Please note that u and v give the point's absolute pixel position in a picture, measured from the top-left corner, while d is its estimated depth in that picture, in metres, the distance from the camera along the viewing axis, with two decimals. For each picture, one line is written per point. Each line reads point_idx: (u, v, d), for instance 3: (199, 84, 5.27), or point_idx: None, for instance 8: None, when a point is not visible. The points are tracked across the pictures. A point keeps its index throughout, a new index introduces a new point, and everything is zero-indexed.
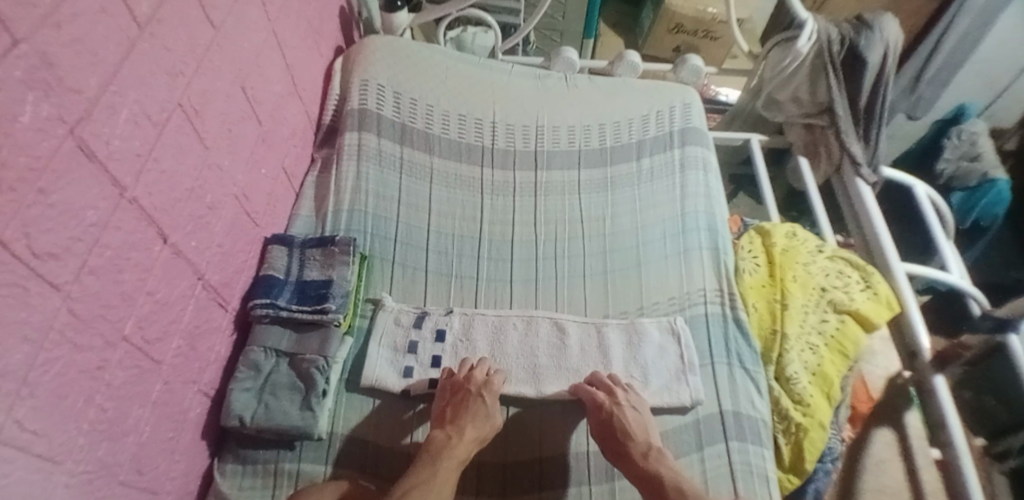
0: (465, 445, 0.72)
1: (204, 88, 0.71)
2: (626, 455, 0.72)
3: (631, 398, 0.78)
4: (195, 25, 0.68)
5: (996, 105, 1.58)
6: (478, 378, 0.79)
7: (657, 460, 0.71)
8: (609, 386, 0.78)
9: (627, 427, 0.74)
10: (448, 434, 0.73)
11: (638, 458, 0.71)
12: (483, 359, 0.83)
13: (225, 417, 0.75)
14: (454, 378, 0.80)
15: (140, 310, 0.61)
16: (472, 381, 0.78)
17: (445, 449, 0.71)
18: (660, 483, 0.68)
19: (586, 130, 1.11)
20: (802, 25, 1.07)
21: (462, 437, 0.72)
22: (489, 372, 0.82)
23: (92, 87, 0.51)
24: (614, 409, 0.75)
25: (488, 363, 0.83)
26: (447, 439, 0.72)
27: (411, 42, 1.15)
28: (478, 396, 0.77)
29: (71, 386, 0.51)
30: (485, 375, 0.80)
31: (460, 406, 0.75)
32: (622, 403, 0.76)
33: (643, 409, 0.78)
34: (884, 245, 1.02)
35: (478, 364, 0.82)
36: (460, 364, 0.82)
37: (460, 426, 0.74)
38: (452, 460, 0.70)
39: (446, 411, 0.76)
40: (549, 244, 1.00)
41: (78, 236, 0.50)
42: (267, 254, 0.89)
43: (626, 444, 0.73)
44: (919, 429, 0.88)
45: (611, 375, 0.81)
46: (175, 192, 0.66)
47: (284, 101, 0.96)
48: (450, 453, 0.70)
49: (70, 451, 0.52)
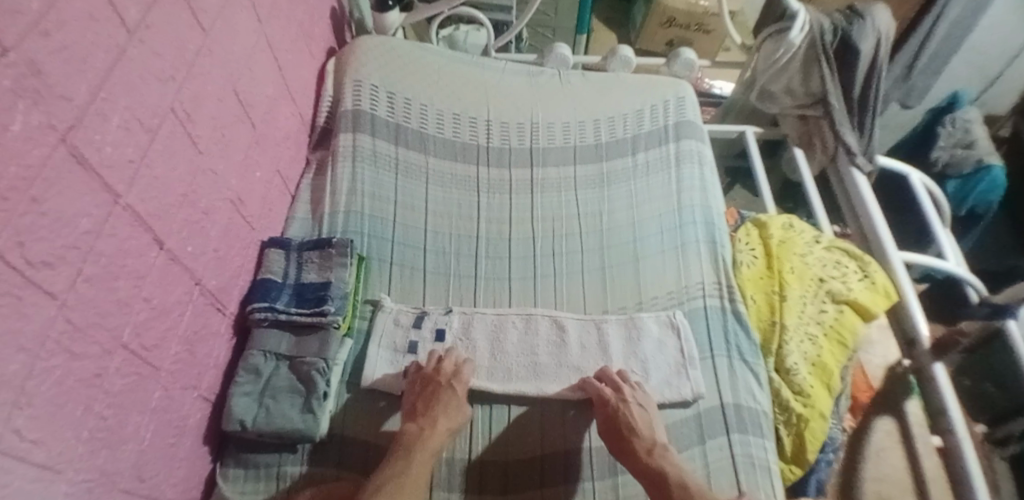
0: (437, 436, 0.72)
1: (195, 93, 0.71)
2: (630, 452, 0.72)
3: (638, 396, 0.78)
4: (184, 30, 0.67)
5: (990, 90, 1.59)
6: (448, 368, 0.81)
7: (661, 456, 0.71)
8: (617, 383, 0.78)
9: (633, 423, 0.74)
10: (420, 426, 0.73)
11: (643, 455, 0.71)
12: (450, 349, 0.84)
13: (226, 421, 0.75)
14: (423, 370, 0.81)
15: (137, 317, 0.60)
16: (441, 373, 0.80)
17: (419, 440, 0.71)
18: (663, 480, 0.69)
19: (581, 126, 1.11)
20: (794, 16, 1.07)
21: (435, 427, 0.73)
22: (457, 363, 0.83)
23: (82, 95, 0.50)
24: (621, 406, 0.75)
25: (455, 354, 0.83)
26: (419, 432, 0.73)
27: (403, 42, 1.14)
28: (450, 387, 0.78)
29: (68, 395, 0.50)
30: (454, 366, 0.81)
31: (432, 398, 0.76)
32: (629, 400, 0.76)
33: (648, 406, 0.77)
34: (880, 235, 1.03)
35: (445, 357, 0.83)
36: (427, 357, 0.83)
37: (432, 418, 0.74)
38: (427, 452, 0.70)
39: (418, 404, 0.77)
40: (547, 241, 1.00)
41: (71, 244, 0.50)
42: (264, 258, 0.89)
43: (631, 440, 0.73)
44: (920, 417, 0.89)
45: (620, 371, 0.81)
46: (169, 198, 0.66)
47: (276, 104, 0.95)
48: (423, 445, 0.71)
49: (69, 459, 0.51)
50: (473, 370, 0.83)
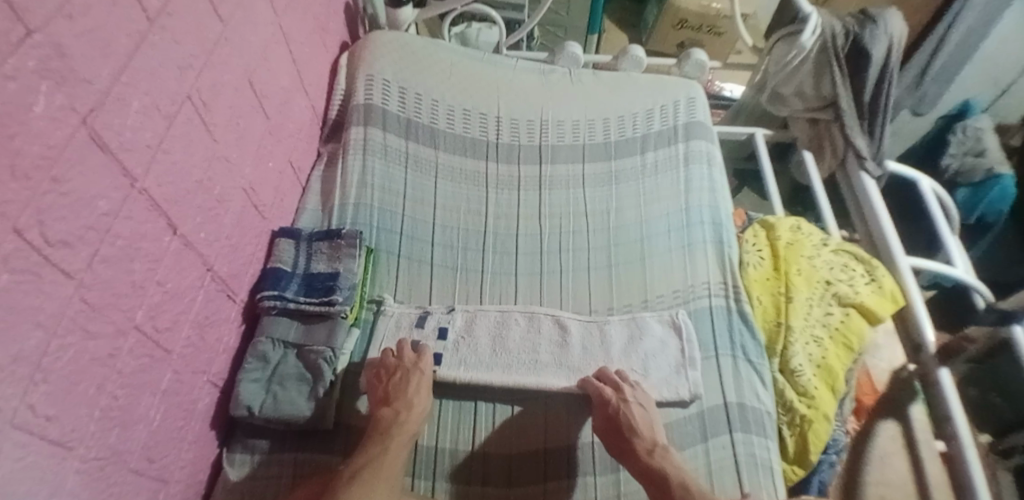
0: (414, 419, 0.74)
1: (213, 82, 0.72)
2: (630, 452, 0.72)
3: (637, 395, 0.78)
4: (205, 19, 0.69)
5: (1001, 101, 1.58)
6: (410, 356, 0.82)
7: (662, 457, 0.71)
8: (617, 382, 0.78)
9: (634, 423, 0.74)
10: (396, 410, 0.74)
11: (644, 455, 0.72)
12: (402, 342, 0.83)
13: (234, 406, 0.75)
14: (385, 359, 0.82)
15: (151, 300, 0.62)
16: (405, 360, 0.81)
17: (395, 425, 0.73)
18: (665, 481, 0.68)
19: (590, 125, 1.12)
20: (807, 19, 1.08)
21: (412, 411, 0.74)
22: (415, 350, 0.83)
23: (105, 78, 0.52)
24: (621, 406, 0.75)
25: (409, 342, 0.84)
26: (395, 416, 0.73)
27: (416, 37, 1.15)
28: (417, 369, 0.80)
29: (82, 372, 0.51)
30: (415, 354, 0.82)
31: (401, 383, 0.77)
32: (629, 400, 0.76)
33: (649, 406, 0.78)
34: (889, 239, 1.02)
35: (400, 348, 0.83)
36: (390, 351, 0.82)
37: (407, 402, 0.75)
38: (406, 434, 0.72)
39: (388, 390, 0.77)
40: (554, 237, 1.00)
41: (90, 225, 0.51)
42: (275, 248, 0.89)
43: (632, 440, 0.73)
44: (925, 422, 0.88)
45: (619, 371, 0.81)
46: (185, 184, 0.67)
47: (290, 95, 0.96)
48: (400, 429, 0.72)
49: (82, 437, 0.52)
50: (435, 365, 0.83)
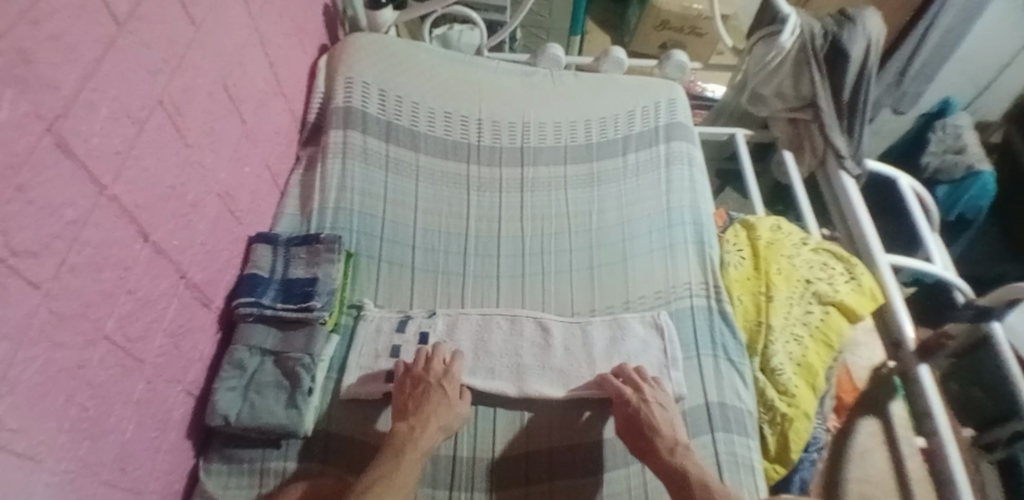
0: (428, 435, 0.71)
1: (185, 86, 0.71)
2: (652, 450, 0.71)
3: (658, 395, 0.76)
4: (175, 23, 0.67)
5: (982, 99, 1.61)
6: (437, 369, 0.79)
7: (684, 456, 0.69)
8: (636, 382, 0.77)
9: (654, 421, 0.73)
10: (411, 425, 0.72)
11: (665, 453, 0.70)
12: (439, 345, 0.82)
13: (209, 416, 0.74)
14: (413, 367, 0.80)
15: (122, 309, 0.60)
16: (430, 372, 0.78)
17: (409, 441, 0.70)
18: (685, 481, 0.66)
19: (572, 126, 1.11)
20: (785, 20, 1.08)
21: (426, 427, 0.72)
22: (446, 359, 0.81)
23: (71, 84, 0.50)
24: (641, 405, 0.74)
25: (442, 348, 0.82)
26: (409, 431, 0.72)
27: (397, 39, 1.14)
28: (440, 386, 0.77)
29: (50, 384, 0.50)
30: (443, 365, 0.80)
31: (422, 398, 0.75)
32: (650, 399, 0.75)
33: (669, 406, 0.76)
34: (868, 237, 1.03)
35: (436, 354, 0.81)
36: (416, 356, 0.81)
37: (423, 418, 0.73)
38: (418, 451, 0.69)
39: (408, 404, 0.76)
40: (536, 239, 1.00)
41: (57, 233, 0.50)
42: (251, 253, 0.88)
43: (653, 439, 0.72)
44: (904, 419, 0.89)
45: (638, 368, 0.79)
46: (156, 191, 0.66)
47: (267, 99, 0.95)
48: (413, 446, 0.70)
49: (51, 450, 0.51)
50: (463, 366, 0.82)
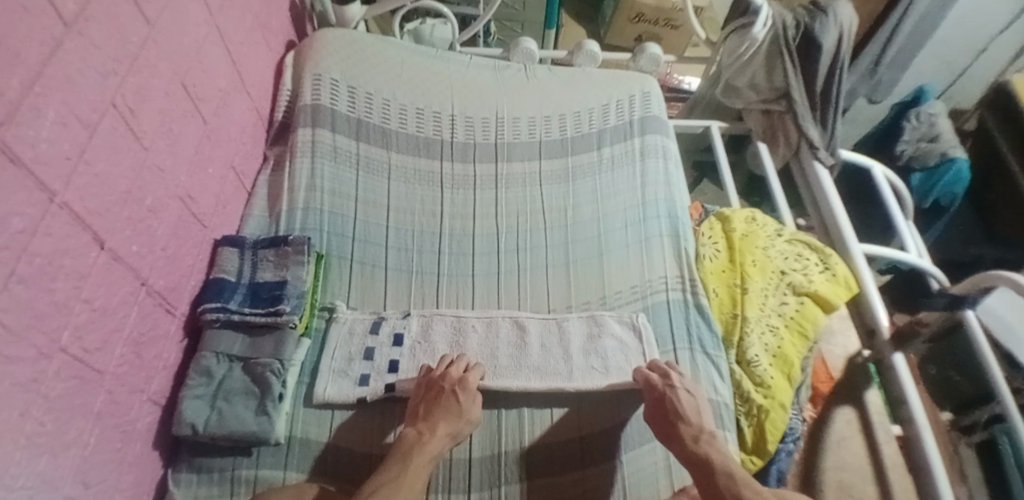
0: (435, 440, 0.71)
1: (139, 87, 0.68)
2: (676, 437, 0.72)
3: (686, 383, 0.76)
4: (126, 21, 0.65)
5: (955, 87, 1.65)
6: (454, 375, 0.77)
7: (708, 443, 0.71)
8: (664, 370, 0.78)
9: (681, 408, 0.73)
10: (419, 431, 0.72)
11: (689, 442, 0.72)
12: (461, 353, 0.82)
13: (177, 425, 0.72)
14: (432, 373, 0.79)
15: (78, 319, 0.58)
16: (446, 377, 0.77)
17: (417, 445, 0.70)
18: (709, 466, 0.68)
19: (547, 121, 1.11)
20: (758, 11, 1.07)
21: (434, 432, 0.72)
22: (467, 367, 0.80)
23: (15, 89, 0.48)
24: (667, 391, 0.74)
25: (466, 356, 0.82)
26: (417, 437, 0.71)
27: (366, 35, 1.12)
28: (456, 395, 0.75)
29: (3, 399, 0.48)
30: (461, 372, 0.78)
31: (433, 402, 0.74)
32: (677, 386, 0.75)
33: (696, 393, 0.77)
34: (841, 226, 1.05)
35: (450, 364, 0.80)
36: (439, 360, 0.81)
37: (431, 423, 0.73)
38: (425, 455, 0.69)
39: (420, 408, 0.76)
40: (511, 237, 0.99)
41: (4, 242, 0.47)
42: (217, 257, 0.87)
43: (678, 425, 0.73)
44: (880, 406, 0.91)
45: (668, 362, 0.80)
46: (111, 196, 0.64)
47: (229, 97, 0.93)
48: (419, 450, 0.70)
49: (8, 466, 0.49)
50: (484, 372, 0.81)
